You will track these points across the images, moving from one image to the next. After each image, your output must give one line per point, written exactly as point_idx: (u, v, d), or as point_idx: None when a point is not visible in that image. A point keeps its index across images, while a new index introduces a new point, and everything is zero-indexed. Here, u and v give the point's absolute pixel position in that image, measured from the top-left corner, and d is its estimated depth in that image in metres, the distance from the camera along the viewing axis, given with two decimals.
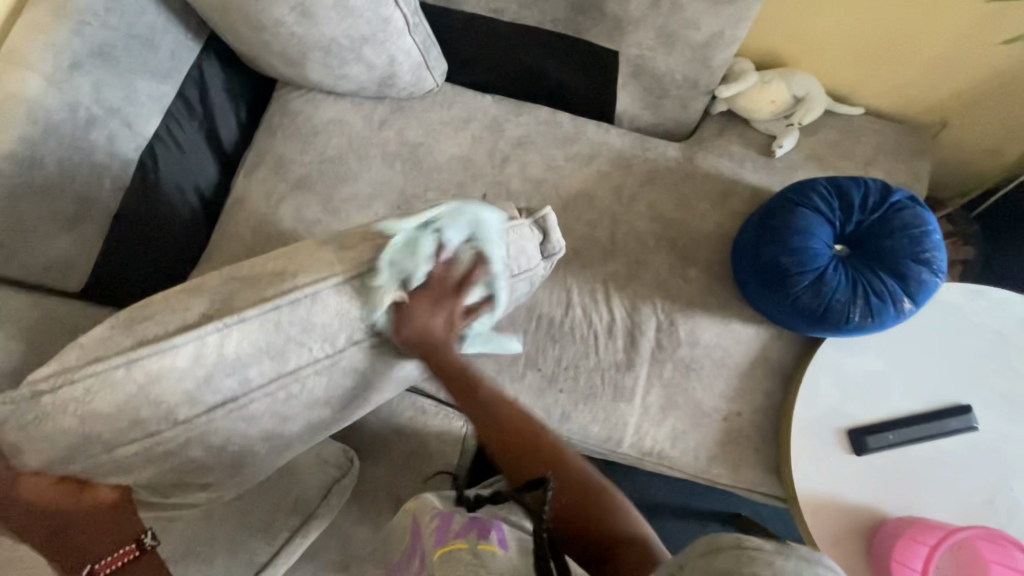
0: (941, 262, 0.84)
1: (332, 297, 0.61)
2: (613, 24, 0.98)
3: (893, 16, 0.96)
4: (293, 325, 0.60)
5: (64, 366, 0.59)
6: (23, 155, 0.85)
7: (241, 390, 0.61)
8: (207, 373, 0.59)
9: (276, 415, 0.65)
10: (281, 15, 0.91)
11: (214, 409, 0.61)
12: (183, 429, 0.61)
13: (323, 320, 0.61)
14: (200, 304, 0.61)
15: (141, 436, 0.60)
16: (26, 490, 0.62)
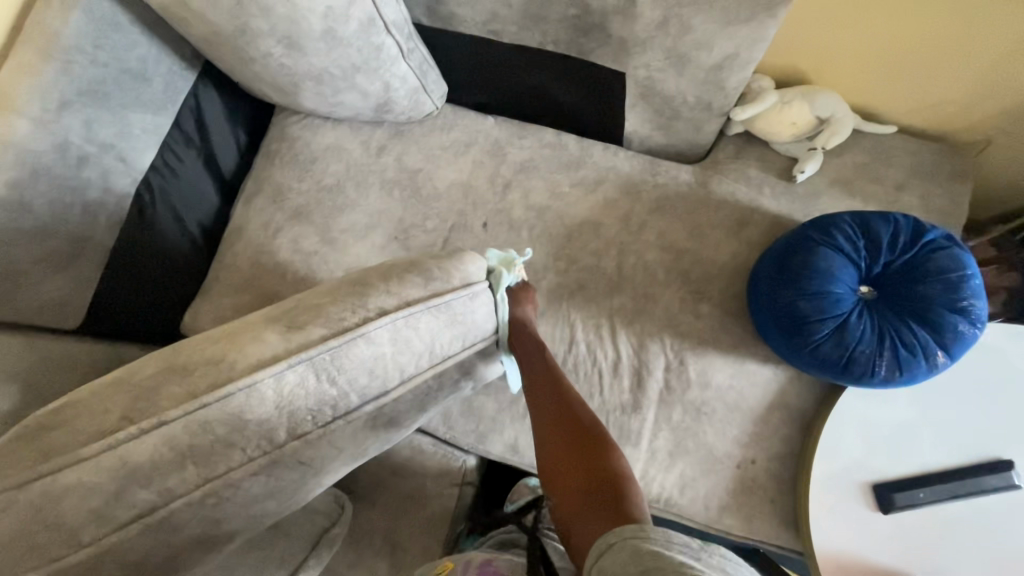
0: (981, 310, 0.75)
1: (269, 389, 0.61)
2: (619, 45, 0.91)
3: (931, 30, 0.87)
4: (223, 424, 0.60)
5: None
6: (11, 199, 0.83)
7: (164, 498, 0.59)
8: (118, 487, 0.57)
9: (209, 521, 0.62)
10: (268, 47, 0.88)
11: (126, 525, 0.58)
12: (89, 552, 0.58)
13: (256, 416, 0.61)
14: (121, 407, 0.61)
15: (47, 561, 0.57)
16: None
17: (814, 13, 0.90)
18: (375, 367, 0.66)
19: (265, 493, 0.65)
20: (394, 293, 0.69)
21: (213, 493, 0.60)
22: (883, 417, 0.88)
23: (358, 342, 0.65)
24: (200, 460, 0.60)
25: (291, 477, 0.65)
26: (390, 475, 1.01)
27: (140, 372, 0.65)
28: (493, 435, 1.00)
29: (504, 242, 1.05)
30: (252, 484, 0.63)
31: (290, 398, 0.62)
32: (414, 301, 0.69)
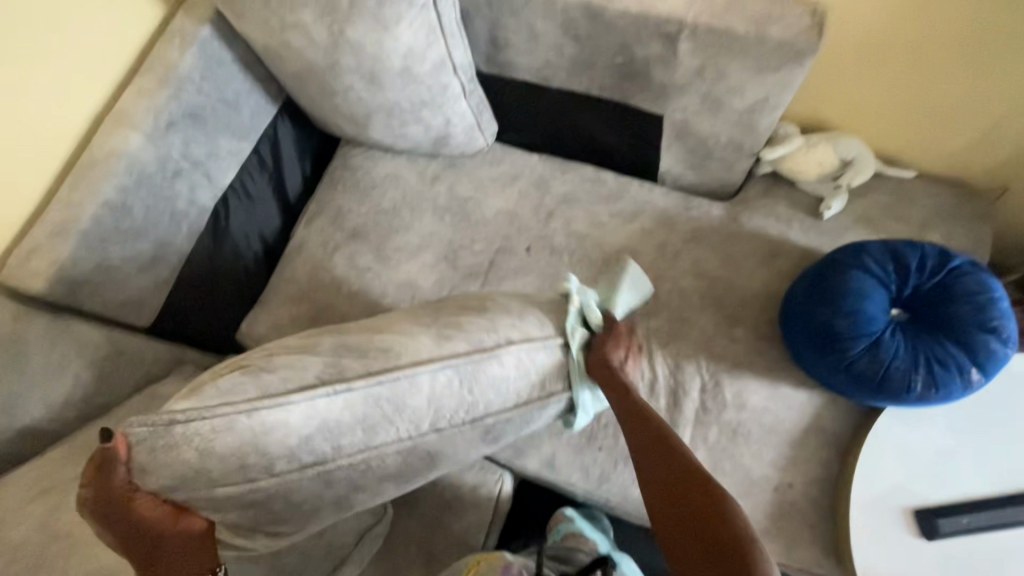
0: (1010, 331, 0.80)
1: (427, 380, 0.73)
2: (659, 91, 1.01)
3: (939, 84, 0.97)
4: (390, 402, 0.72)
5: (199, 403, 0.67)
6: (116, 203, 0.94)
7: (329, 455, 0.70)
8: (309, 433, 0.69)
9: (350, 484, 0.73)
10: (351, 82, 1.00)
11: (305, 468, 0.69)
12: (275, 482, 0.69)
13: (413, 404, 0.72)
14: (316, 368, 0.72)
15: (242, 480, 0.68)
16: (140, 511, 0.66)
17: (841, 65, 0.99)
18: (503, 386, 0.75)
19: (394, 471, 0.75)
20: (518, 328, 0.78)
21: (364, 459, 0.71)
22: (921, 440, 0.89)
23: (496, 361, 0.75)
24: (366, 427, 0.71)
25: (419, 463, 0.76)
26: (428, 483, 1.00)
27: (318, 345, 0.77)
28: (530, 450, 1.02)
29: (545, 266, 1.12)
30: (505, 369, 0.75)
31: (439, 394, 0.73)
32: (538, 336, 0.78)
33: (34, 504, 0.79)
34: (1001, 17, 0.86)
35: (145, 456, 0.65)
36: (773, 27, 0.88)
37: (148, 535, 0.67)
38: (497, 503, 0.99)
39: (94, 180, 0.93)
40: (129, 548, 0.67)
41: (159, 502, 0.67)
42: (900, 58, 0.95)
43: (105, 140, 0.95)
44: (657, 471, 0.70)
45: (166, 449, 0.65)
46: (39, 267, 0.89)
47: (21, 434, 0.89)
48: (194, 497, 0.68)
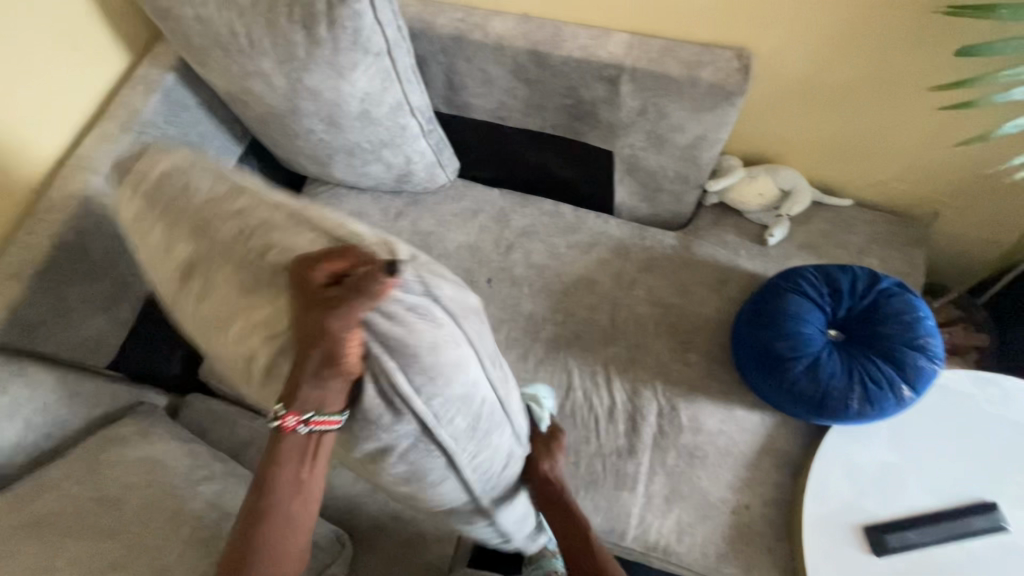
0: (937, 348, 0.84)
1: (511, 434, 0.74)
2: (607, 129, 1.07)
3: (860, 122, 1.03)
4: (490, 427, 0.70)
5: (457, 309, 0.63)
6: (73, 243, 0.94)
7: (445, 423, 0.64)
8: (462, 397, 0.64)
9: (410, 452, 0.64)
10: (311, 125, 1.03)
11: (427, 412, 0.61)
12: (412, 397, 0.59)
13: (491, 444, 0.72)
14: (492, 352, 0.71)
15: (410, 373, 0.58)
16: (335, 323, 0.53)
17: (766, 108, 1.06)
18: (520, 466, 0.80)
19: (422, 471, 0.68)
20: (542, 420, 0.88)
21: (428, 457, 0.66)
22: (867, 456, 0.92)
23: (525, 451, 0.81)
24: (472, 427, 0.67)
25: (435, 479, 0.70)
26: (390, 519, 0.99)
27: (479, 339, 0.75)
28: None
29: (506, 297, 1.15)
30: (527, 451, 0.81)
31: (501, 444, 0.74)
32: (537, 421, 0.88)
33: None
34: (898, 65, 0.92)
35: (397, 309, 0.56)
36: (704, 70, 0.94)
37: (311, 337, 0.54)
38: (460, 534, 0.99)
39: (52, 221, 0.93)
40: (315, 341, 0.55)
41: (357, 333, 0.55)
42: (817, 101, 1.01)
43: (67, 183, 0.97)
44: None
45: (347, 308, 0.54)
46: None
47: None
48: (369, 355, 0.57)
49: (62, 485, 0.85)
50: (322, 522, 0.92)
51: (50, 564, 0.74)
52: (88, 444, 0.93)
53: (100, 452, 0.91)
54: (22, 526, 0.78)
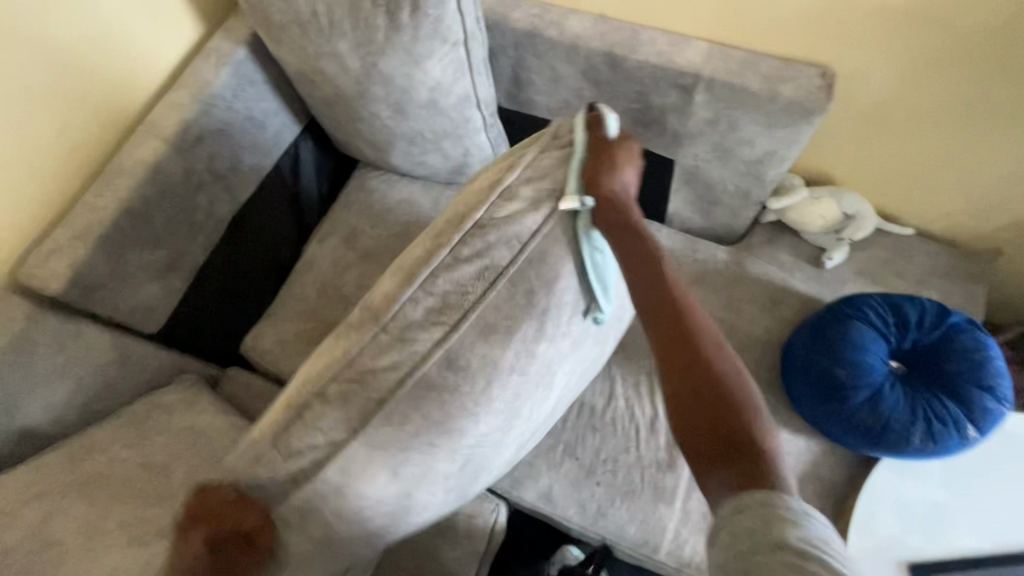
0: (1006, 390, 0.82)
1: (437, 467, 0.67)
2: (672, 138, 1.05)
3: (943, 149, 1.00)
4: (402, 485, 0.66)
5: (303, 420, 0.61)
6: (136, 209, 0.95)
7: (357, 510, 0.66)
8: (357, 484, 0.64)
9: (334, 534, 0.68)
10: (378, 110, 1.03)
11: (332, 500, 0.64)
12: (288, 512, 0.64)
13: (411, 495, 0.69)
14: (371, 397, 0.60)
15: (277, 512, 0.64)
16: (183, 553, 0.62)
17: (843, 132, 1.05)
18: (448, 500, 0.76)
19: (360, 542, 0.72)
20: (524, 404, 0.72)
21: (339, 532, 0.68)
22: (919, 492, 0.90)
23: (459, 480, 0.72)
24: (378, 500, 0.66)
25: (361, 547, 0.72)
26: None
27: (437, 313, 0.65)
28: (528, 481, 1.02)
29: None
30: (450, 465, 0.69)
31: (417, 496, 0.69)
32: (513, 421, 0.73)
33: (26, 509, 0.76)
34: (1000, 95, 0.90)
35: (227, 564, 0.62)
36: (785, 86, 0.92)
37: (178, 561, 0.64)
38: (491, 534, 0.97)
39: (120, 186, 0.95)
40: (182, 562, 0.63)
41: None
42: (899, 126, 1.00)
43: (135, 149, 0.97)
44: (660, 323, 0.60)
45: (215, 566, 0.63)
46: (58, 267, 0.89)
47: (19, 435, 0.88)
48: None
49: (111, 448, 0.85)
50: None
51: (102, 525, 0.75)
52: (135, 409, 0.93)
53: (147, 418, 0.91)
54: (73, 485, 0.79)
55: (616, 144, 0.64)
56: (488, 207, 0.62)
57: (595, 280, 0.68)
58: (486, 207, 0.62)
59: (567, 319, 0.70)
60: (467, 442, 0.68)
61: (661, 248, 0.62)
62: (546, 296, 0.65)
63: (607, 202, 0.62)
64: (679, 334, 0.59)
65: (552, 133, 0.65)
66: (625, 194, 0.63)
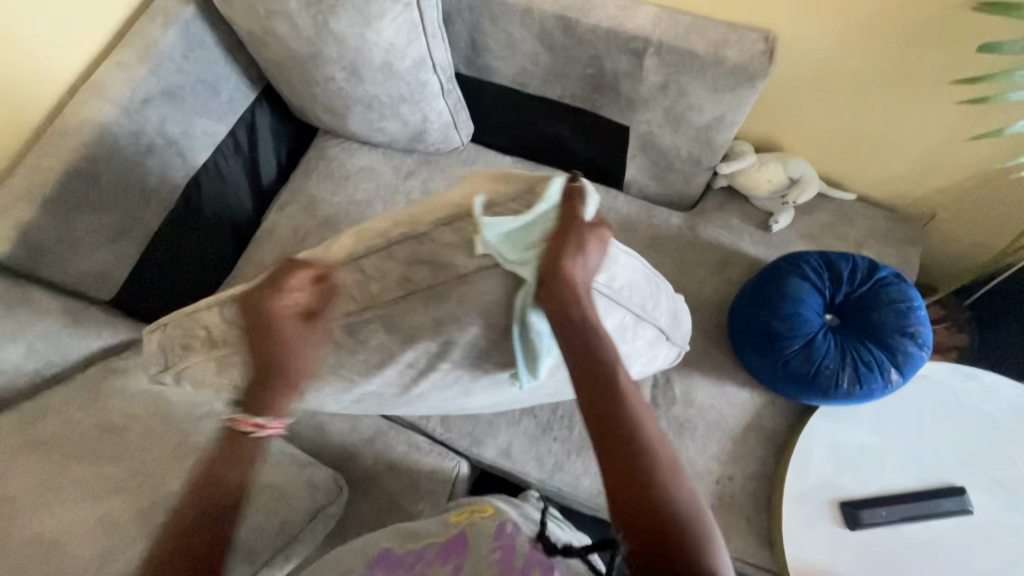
0: (926, 336, 0.89)
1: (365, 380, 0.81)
2: (626, 103, 1.07)
3: (876, 114, 1.05)
4: (335, 383, 0.82)
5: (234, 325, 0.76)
6: (84, 172, 0.93)
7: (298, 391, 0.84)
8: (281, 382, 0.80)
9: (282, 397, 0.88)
10: (332, 73, 1.02)
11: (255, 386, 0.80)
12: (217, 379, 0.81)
13: (343, 393, 0.84)
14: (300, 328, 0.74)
15: (201, 378, 0.81)
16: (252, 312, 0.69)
17: (787, 99, 1.09)
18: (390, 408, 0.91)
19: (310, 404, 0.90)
20: (459, 385, 0.81)
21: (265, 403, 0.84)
22: (850, 436, 0.97)
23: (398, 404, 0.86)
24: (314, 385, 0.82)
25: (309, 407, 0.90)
26: (385, 469, 1.01)
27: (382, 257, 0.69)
28: (488, 439, 1.05)
29: None
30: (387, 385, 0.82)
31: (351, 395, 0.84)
32: (453, 392, 0.83)
33: None
34: (921, 62, 0.94)
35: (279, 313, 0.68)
36: (730, 50, 0.95)
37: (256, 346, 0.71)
38: (455, 484, 1.01)
39: (65, 147, 0.93)
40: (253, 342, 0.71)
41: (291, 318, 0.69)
42: (837, 92, 1.04)
43: (81, 109, 0.95)
44: (610, 438, 0.63)
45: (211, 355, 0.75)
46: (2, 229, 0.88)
47: None
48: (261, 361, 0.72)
49: (65, 410, 0.85)
50: (318, 464, 0.92)
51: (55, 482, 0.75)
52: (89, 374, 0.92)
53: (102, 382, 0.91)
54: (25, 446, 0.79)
55: (585, 232, 0.66)
56: (433, 227, 0.67)
57: (525, 347, 0.71)
58: (433, 226, 0.67)
59: (489, 353, 0.74)
60: (361, 389, 0.83)
61: (615, 359, 0.66)
62: (457, 324, 0.71)
63: (563, 298, 0.64)
64: (630, 457, 0.62)
65: (527, 186, 0.66)
66: (585, 289, 0.66)
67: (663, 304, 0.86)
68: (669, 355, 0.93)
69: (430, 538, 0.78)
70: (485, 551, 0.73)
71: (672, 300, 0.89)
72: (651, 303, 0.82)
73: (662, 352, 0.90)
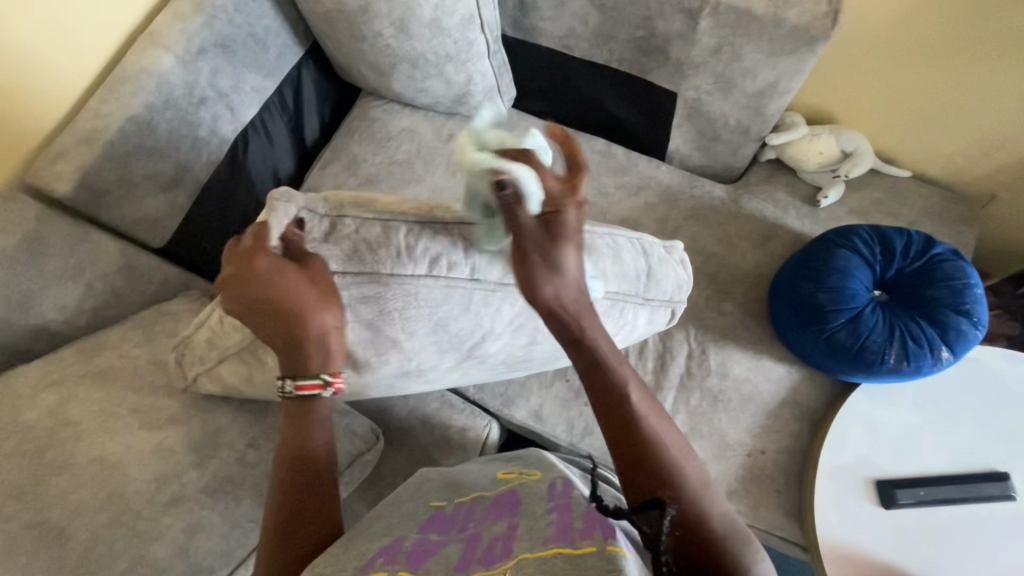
0: (981, 315, 0.86)
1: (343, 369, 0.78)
2: (675, 67, 1.05)
3: (939, 83, 1.01)
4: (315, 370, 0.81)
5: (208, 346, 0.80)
6: (142, 119, 0.96)
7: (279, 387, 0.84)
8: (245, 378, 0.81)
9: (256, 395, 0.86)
10: (381, 28, 1.02)
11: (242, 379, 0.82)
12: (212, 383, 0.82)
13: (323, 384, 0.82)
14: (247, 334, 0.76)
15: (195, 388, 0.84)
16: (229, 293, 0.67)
17: (844, 66, 1.06)
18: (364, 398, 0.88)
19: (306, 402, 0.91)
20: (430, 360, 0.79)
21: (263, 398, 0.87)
22: (890, 417, 0.95)
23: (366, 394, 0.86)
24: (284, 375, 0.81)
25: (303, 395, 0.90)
26: (419, 423, 1.03)
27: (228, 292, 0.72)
28: (519, 401, 1.06)
29: None
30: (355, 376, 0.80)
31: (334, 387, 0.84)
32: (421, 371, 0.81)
33: (43, 393, 0.80)
34: (993, 23, 0.90)
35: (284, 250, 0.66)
36: (791, 11, 0.92)
37: (263, 304, 0.66)
38: (484, 446, 1.03)
39: (124, 94, 0.95)
40: (257, 312, 0.67)
41: (240, 285, 0.65)
42: (899, 57, 1.00)
43: (139, 58, 0.98)
44: (627, 442, 0.62)
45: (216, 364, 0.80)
46: (65, 169, 0.92)
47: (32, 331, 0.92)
48: (270, 308, 0.66)
49: (122, 346, 0.89)
50: (358, 414, 0.95)
51: (114, 410, 0.80)
52: (143, 314, 0.96)
53: (154, 322, 0.95)
54: (86, 376, 0.83)
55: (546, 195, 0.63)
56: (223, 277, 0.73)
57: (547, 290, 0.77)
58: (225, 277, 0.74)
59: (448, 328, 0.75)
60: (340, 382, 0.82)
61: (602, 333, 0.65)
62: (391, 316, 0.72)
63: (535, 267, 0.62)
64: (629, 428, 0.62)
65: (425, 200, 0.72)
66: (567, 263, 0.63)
67: (607, 267, 0.82)
68: (659, 317, 0.91)
69: (481, 493, 0.71)
70: (541, 514, 0.60)
71: (638, 258, 0.86)
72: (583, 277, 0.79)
73: (639, 316, 0.88)
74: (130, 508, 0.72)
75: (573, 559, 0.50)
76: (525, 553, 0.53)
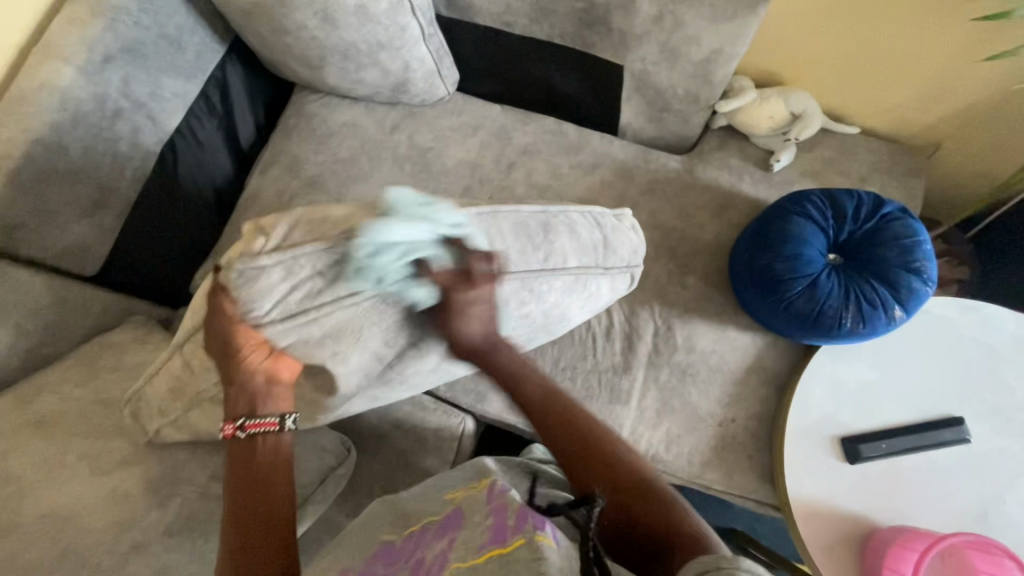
0: (931, 271, 0.88)
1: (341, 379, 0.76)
2: (619, 39, 1.01)
3: (880, 40, 1.01)
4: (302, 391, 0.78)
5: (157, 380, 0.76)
6: (49, 140, 0.88)
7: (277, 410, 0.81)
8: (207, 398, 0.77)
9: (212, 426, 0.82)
10: (304, 19, 0.96)
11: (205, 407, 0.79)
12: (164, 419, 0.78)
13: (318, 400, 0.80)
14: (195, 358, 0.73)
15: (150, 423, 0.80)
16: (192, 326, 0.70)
17: (787, 26, 1.04)
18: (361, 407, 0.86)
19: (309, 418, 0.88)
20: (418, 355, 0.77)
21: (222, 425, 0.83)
22: (851, 375, 0.97)
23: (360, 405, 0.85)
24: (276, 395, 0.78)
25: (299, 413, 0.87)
26: (391, 429, 1.02)
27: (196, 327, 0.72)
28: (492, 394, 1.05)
29: None
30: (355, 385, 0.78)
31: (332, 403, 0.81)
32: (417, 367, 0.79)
33: None
34: None
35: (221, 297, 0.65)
36: None
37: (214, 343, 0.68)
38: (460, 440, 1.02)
39: (26, 114, 0.87)
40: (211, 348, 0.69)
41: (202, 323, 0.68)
42: (841, 14, 0.99)
43: (37, 72, 0.89)
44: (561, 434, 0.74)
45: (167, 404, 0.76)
46: None
47: None
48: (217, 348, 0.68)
49: (61, 388, 0.83)
50: (326, 428, 0.93)
51: (59, 459, 0.75)
52: (83, 349, 0.91)
53: (95, 357, 0.89)
54: (23, 427, 0.78)
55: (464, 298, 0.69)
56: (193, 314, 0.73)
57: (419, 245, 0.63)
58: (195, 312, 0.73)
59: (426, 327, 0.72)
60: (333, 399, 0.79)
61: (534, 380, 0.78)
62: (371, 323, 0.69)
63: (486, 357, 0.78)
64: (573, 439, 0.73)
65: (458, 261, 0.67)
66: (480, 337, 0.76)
67: (564, 243, 0.79)
68: (620, 284, 0.87)
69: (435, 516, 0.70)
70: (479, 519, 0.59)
71: (594, 230, 0.82)
72: (538, 258, 0.77)
73: (602, 285, 0.85)
74: (89, 560, 0.69)
75: (503, 560, 0.50)
76: (460, 563, 0.54)
